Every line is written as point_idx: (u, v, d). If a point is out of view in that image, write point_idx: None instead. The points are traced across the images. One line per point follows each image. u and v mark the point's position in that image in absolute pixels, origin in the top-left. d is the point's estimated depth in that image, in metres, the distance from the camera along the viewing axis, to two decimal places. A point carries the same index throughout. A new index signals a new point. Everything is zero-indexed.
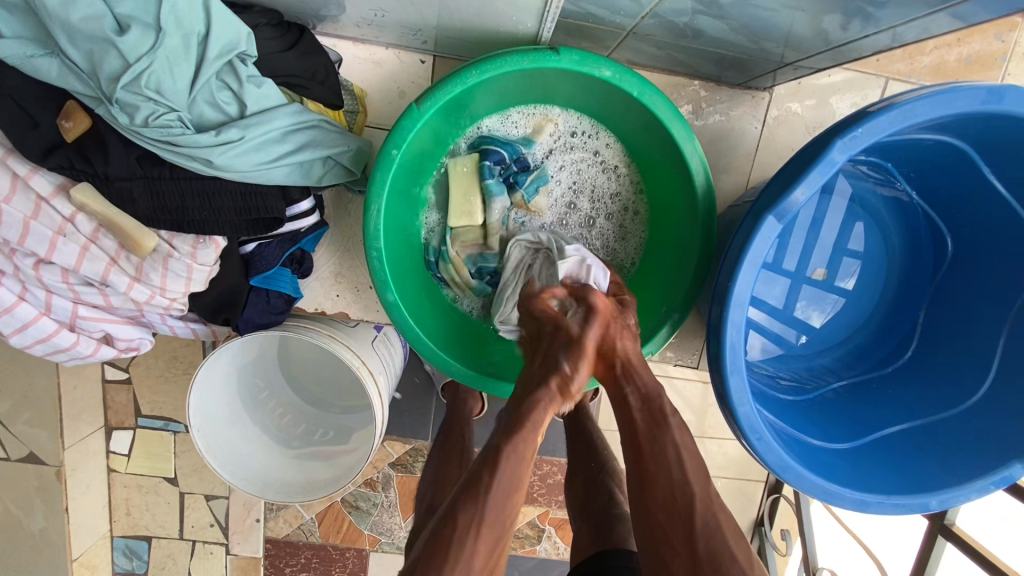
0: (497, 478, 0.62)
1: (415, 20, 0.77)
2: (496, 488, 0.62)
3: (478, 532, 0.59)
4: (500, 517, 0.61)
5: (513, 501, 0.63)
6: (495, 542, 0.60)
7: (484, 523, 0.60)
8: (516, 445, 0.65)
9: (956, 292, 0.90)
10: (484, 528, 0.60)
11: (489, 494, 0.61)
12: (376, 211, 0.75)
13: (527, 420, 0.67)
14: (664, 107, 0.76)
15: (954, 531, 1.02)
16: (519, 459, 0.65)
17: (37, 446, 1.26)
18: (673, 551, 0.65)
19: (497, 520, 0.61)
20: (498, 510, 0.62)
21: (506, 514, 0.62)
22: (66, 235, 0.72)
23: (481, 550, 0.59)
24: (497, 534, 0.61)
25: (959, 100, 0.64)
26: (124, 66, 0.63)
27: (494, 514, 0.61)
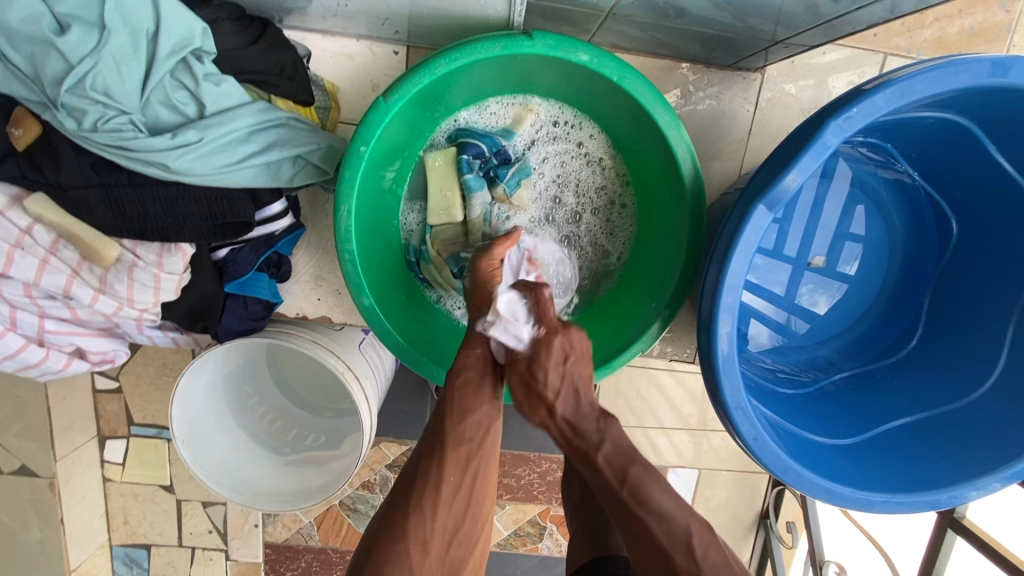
0: (462, 426, 0.70)
1: (381, 9, 0.73)
2: (462, 434, 0.70)
3: (447, 472, 0.68)
4: (471, 459, 0.70)
5: (482, 445, 0.71)
6: (467, 478, 0.69)
7: (455, 462, 0.69)
8: (469, 394, 0.71)
9: (963, 276, 0.85)
10: (452, 467, 0.69)
11: (455, 437, 0.70)
12: (347, 211, 0.72)
13: (465, 381, 0.71)
14: (646, 93, 0.72)
15: (963, 524, 0.98)
16: (479, 408, 0.71)
17: (29, 458, 1.24)
18: None
19: (466, 460, 0.70)
20: (467, 450, 0.70)
21: (477, 457, 0.70)
22: (24, 247, 0.70)
23: (450, 488, 0.68)
24: (468, 474, 0.70)
25: (960, 74, 0.60)
26: (68, 68, 0.60)
27: (466, 455, 0.70)
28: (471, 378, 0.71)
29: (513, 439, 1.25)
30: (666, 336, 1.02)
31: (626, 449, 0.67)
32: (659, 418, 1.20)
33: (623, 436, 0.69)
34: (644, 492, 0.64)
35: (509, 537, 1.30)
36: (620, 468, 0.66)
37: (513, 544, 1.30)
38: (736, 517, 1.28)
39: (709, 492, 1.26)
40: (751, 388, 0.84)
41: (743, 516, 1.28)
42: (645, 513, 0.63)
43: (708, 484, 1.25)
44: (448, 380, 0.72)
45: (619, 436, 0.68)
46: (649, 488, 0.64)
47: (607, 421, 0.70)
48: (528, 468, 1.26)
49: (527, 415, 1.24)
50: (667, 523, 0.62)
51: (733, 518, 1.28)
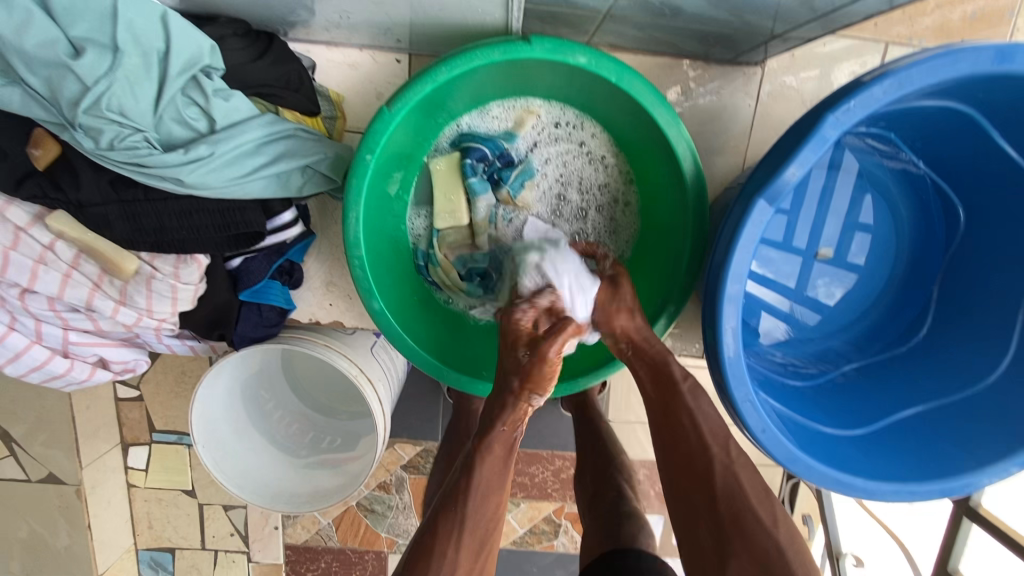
0: (480, 509, 0.66)
1: (382, 19, 0.75)
2: (481, 515, 0.66)
3: (462, 554, 0.65)
4: (485, 542, 0.66)
5: (496, 525, 0.68)
6: (479, 563, 0.66)
7: (470, 545, 0.65)
8: (495, 474, 0.68)
9: (971, 263, 0.85)
10: (468, 550, 0.65)
11: (473, 518, 0.66)
12: (355, 218, 0.74)
13: (493, 459, 0.68)
14: (645, 91, 0.72)
15: (979, 513, 0.97)
16: (501, 489, 0.68)
17: (56, 466, 1.28)
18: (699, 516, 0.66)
19: (482, 539, 0.66)
20: (483, 532, 0.66)
21: (490, 537, 0.67)
22: (48, 263, 0.73)
23: (460, 568, 0.64)
24: (481, 557, 0.66)
25: (959, 62, 0.60)
26: (84, 90, 0.63)
27: (480, 539, 0.66)
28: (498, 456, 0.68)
29: (526, 437, 1.26)
30: (674, 331, 1.03)
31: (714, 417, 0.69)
32: None
33: (715, 412, 0.69)
34: (732, 467, 0.66)
35: (524, 534, 1.31)
36: (711, 442, 0.67)
37: (529, 542, 1.32)
38: None
39: None
40: (759, 381, 0.84)
41: None
42: (731, 489, 0.65)
43: None
44: (474, 455, 0.69)
45: (704, 409, 0.69)
46: (700, 395, 0.71)
47: (698, 395, 0.70)
48: (541, 466, 1.27)
49: (537, 414, 1.24)
50: (754, 503, 0.64)
51: None
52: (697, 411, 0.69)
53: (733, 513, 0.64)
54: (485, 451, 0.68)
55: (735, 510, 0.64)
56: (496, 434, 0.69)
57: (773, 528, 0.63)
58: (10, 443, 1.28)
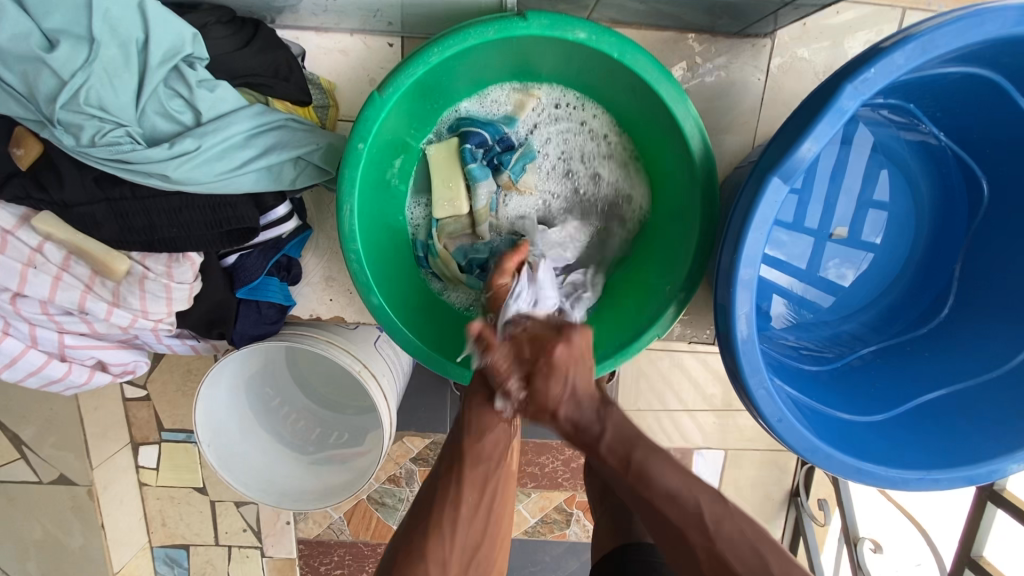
0: (481, 445, 0.68)
1: (371, 1, 0.71)
2: (482, 451, 0.69)
3: (466, 489, 0.67)
4: (489, 476, 0.69)
5: (499, 463, 0.70)
6: (486, 496, 0.68)
7: (473, 480, 0.68)
8: (486, 414, 0.67)
9: (995, 240, 0.81)
10: (471, 484, 0.67)
11: (475, 452, 0.68)
12: (350, 210, 0.71)
13: (478, 406, 0.68)
14: (650, 67, 0.69)
15: (1003, 497, 0.94)
16: (499, 429, 0.69)
17: (66, 468, 1.28)
18: None
19: (485, 478, 0.69)
20: (486, 468, 0.69)
21: (495, 475, 0.70)
22: (37, 265, 0.72)
23: (469, 505, 0.66)
24: (487, 492, 0.69)
25: (985, 24, 0.56)
26: (61, 84, 0.60)
27: (484, 473, 0.69)
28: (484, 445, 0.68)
29: (535, 428, 1.24)
30: (684, 317, 1.00)
31: (682, 496, 0.54)
32: (681, 402, 1.17)
33: (677, 481, 0.55)
34: (715, 549, 0.52)
35: (536, 524, 1.30)
36: (682, 525, 0.54)
37: (541, 531, 1.30)
38: (765, 496, 1.26)
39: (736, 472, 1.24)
40: (773, 367, 0.81)
41: (772, 494, 1.26)
42: (720, 568, 0.52)
43: (735, 465, 1.23)
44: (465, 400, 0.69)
45: (671, 488, 0.55)
46: (654, 473, 0.55)
47: (650, 473, 0.55)
48: (551, 456, 1.26)
49: None
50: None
51: (763, 497, 1.26)
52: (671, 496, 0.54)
53: None
54: (472, 403, 0.68)
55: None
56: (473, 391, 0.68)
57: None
58: (20, 445, 1.28)
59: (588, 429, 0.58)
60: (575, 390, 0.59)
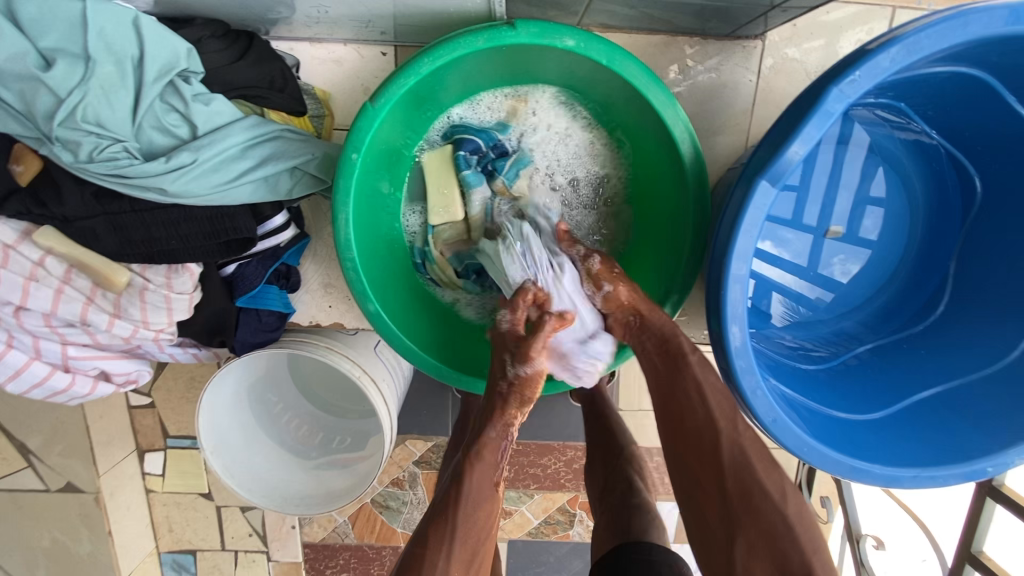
0: (472, 518, 0.65)
1: (362, 11, 0.72)
2: (473, 518, 0.65)
3: (455, 562, 0.63)
4: (477, 548, 0.65)
5: (487, 536, 0.66)
6: (472, 570, 0.64)
7: (461, 552, 0.63)
8: (486, 486, 0.66)
9: (990, 235, 0.81)
10: (460, 561, 0.63)
11: (467, 524, 0.64)
12: (345, 219, 0.72)
13: (482, 470, 0.67)
14: (638, 72, 0.69)
15: (1002, 492, 0.93)
16: (491, 497, 0.67)
17: (74, 475, 1.30)
18: (705, 496, 0.63)
19: (474, 550, 0.64)
20: (475, 545, 0.65)
21: (481, 543, 0.65)
22: (39, 279, 0.73)
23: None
24: (473, 566, 0.64)
25: (969, 24, 0.56)
26: (58, 102, 0.61)
27: (472, 547, 0.65)
28: (491, 462, 0.68)
29: (536, 429, 1.24)
30: (681, 318, 1.01)
31: (721, 393, 0.66)
32: None
33: (720, 378, 0.68)
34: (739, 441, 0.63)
35: (539, 525, 1.31)
36: (713, 419, 0.65)
37: (544, 532, 1.31)
38: None
39: None
40: (768, 366, 0.81)
41: None
42: (739, 461, 0.62)
43: None
44: (465, 462, 0.68)
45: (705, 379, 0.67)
46: (700, 364, 0.69)
47: (695, 369, 0.68)
48: (553, 457, 1.26)
49: (547, 405, 1.23)
50: (763, 479, 0.61)
51: None
52: (704, 381, 0.67)
53: (740, 487, 0.61)
54: (479, 462, 0.68)
55: (739, 480, 0.61)
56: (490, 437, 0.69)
57: (782, 502, 0.60)
58: (28, 454, 1.29)
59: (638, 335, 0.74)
60: (635, 300, 0.76)
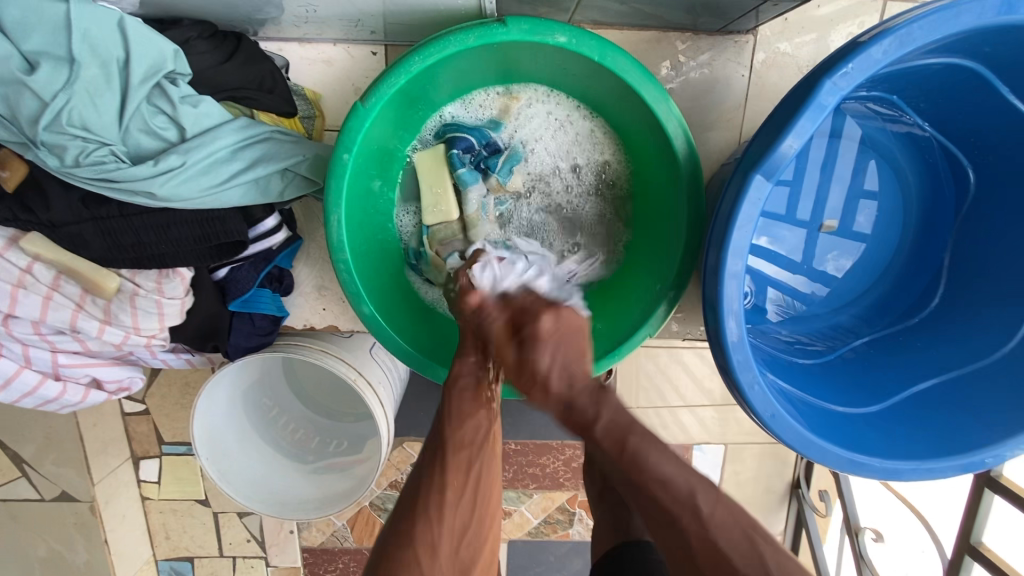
0: (462, 430, 0.68)
1: (351, 10, 0.71)
2: (463, 436, 0.68)
3: (450, 474, 0.66)
4: (473, 460, 0.68)
5: (483, 445, 0.70)
6: (470, 482, 0.67)
7: (457, 459, 0.67)
8: (467, 400, 0.69)
9: (984, 226, 0.81)
10: (456, 469, 0.66)
11: (458, 438, 0.68)
12: (337, 220, 0.71)
13: (463, 388, 0.69)
14: (631, 68, 0.69)
15: (1001, 484, 0.93)
16: (478, 412, 0.70)
17: (68, 484, 1.28)
18: None
19: (469, 464, 0.68)
20: (469, 455, 0.68)
21: (479, 459, 0.69)
22: (27, 286, 0.72)
23: (455, 489, 0.66)
24: (472, 473, 0.68)
25: (961, 15, 0.56)
26: (43, 106, 0.60)
27: (468, 457, 0.68)
28: (469, 385, 0.69)
29: (534, 429, 1.24)
30: (677, 315, 1.00)
31: (689, 474, 0.54)
32: (680, 398, 1.18)
33: (672, 467, 0.54)
34: (708, 532, 0.51)
35: (539, 525, 1.30)
36: (676, 512, 0.53)
37: (544, 531, 1.31)
38: (767, 488, 1.26)
39: (737, 466, 1.24)
40: (765, 361, 0.81)
41: (773, 486, 1.26)
42: (710, 549, 0.50)
43: (735, 458, 1.24)
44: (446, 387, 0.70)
45: (666, 471, 0.54)
46: (650, 457, 0.55)
47: (644, 459, 0.55)
48: (552, 456, 1.25)
49: (544, 404, 1.22)
50: (739, 567, 0.49)
51: (764, 490, 1.26)
52: (660, 477, 0.54)
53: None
54: (457, 383, 0.69)
55: (715, 566, 0.50)
56: (463, 363, 0.70)
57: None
58: (21, 464, 1.28)
59: (585, 412, 0.59)
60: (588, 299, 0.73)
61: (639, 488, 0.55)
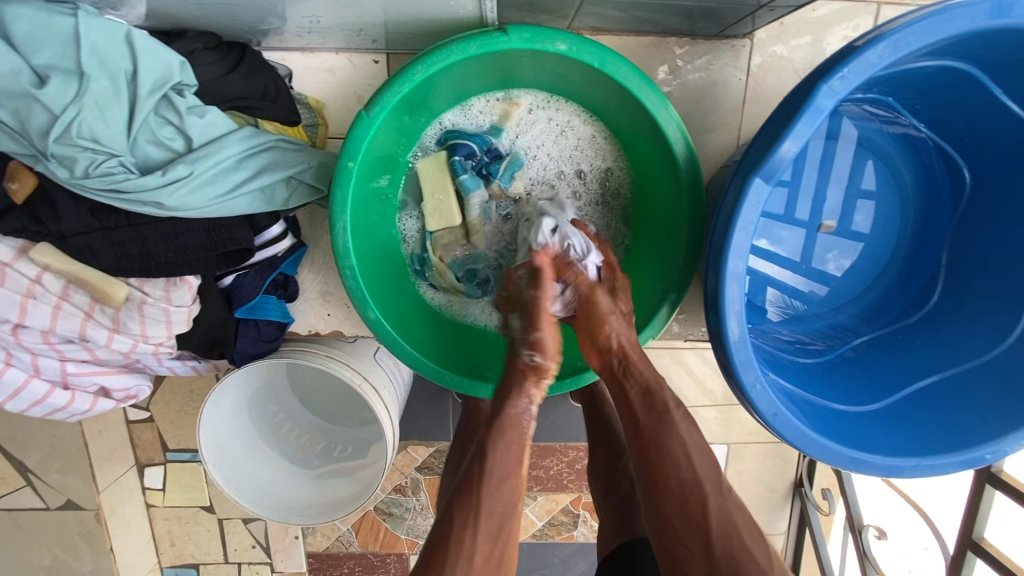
0: (501, 489, 0.65)
1: (354, 20, 0.73)
2: (499, 497, 0.64)
3: (478, 538, 0.62)
4: (504, 524, 0.64)
5: (514, 509, 0.66)
6: (499, 545, 0.63)
7: (488, 515, 0.63)
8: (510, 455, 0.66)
9: (981, 225, 0.82)
10: (485, 533, 0.63)
11: (493, 496, 0.64)
12: (343, 228, 0.72)
13: (507, 443, 0.67)
14: (631, 74, 0.70)
15: (1001, 479, 0.94)
16: (516, 471, 0.67)
17: (73, 493, 1.29)
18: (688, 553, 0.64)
19: (500, 526, 0.64)
20: (501, 515, 0.64)
21: (510, 524, 0.65)
22: (36, 296, 0.73)
23: (482, 556, 0.62)
24: (500, 540, 0.63)
25: (954, 19, 0.57)
26: (53, 119, 0.61)
27: (498, 522, 0.64)
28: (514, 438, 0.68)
29: (537, 431, 1.24)
30: (679, 316, 1.01)
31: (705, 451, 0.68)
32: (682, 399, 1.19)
33: (703, 440, 0.69)
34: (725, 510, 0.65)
35: (543, 527, 1.31)
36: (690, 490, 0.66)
37: (548, 534, 1.31)
38: (769, 487, 1.27)
39: (739, 465, 1.25)
40: (767, 361, 0.82)
41: (776, 485, 1.27)
42: (727, 526, 0.63)
43: (738, 458, 1.24)
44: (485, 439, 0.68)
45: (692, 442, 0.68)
46: (686, 428, 0.69)
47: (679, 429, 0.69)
48: (555, 458, 1.26)
49: (547, 406, 1.23)
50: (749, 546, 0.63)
51: (767, 488, 1.27)
52: (688, 439, 0.68)
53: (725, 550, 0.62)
54: (501, 436, 0.68)
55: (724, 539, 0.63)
56: (508, 411, 0.69)
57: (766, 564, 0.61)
58: (26, 472, 1.28)
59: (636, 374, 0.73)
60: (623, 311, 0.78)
61: (662, 446, 0.68)
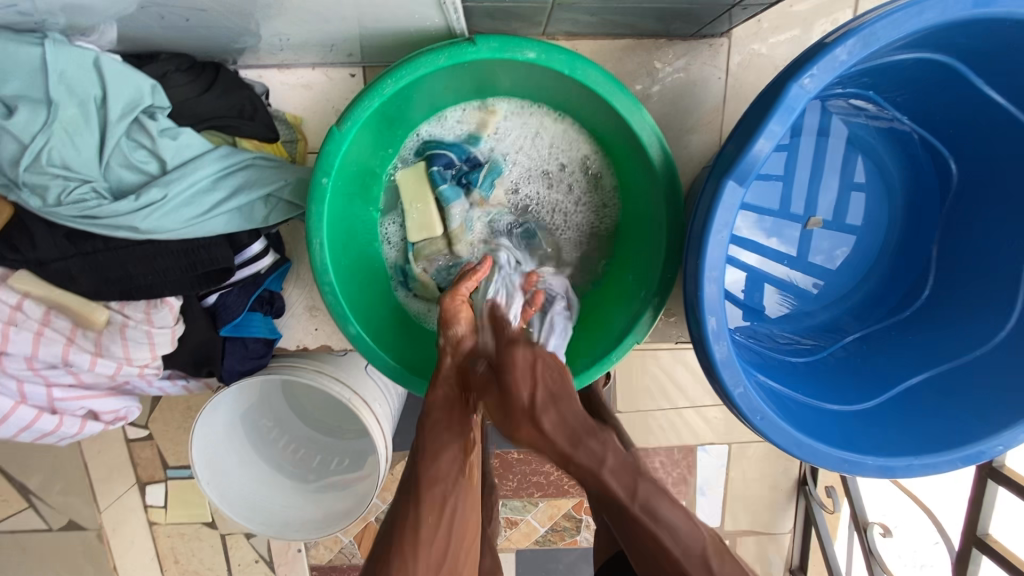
0: (437, 464, 0.67)
1: (325, 36, 0.73)
2: (438, 472, 0.67)
3: (425, 510, 0.65)
4: (448, 497, 0.66)
5: (458, 479, 0.68)
6: (445, 519, 0.65)
7: (433, 492, 0.66)
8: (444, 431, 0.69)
9: (969, 216, 0.81)
10: (429, 505, 0.65)
11: (432, 470, 0.67)
12: (319, 244, 0.72)
13: (435, 423, 0.69)
14: (601, 78, 0.69)
15: (1003, 474, 0.92)
16: (455, 445, 0.69)
17: (75, 512, 1.29)
18: None
19: (443, 498, 0.66)
20: (445, 486, 0.67)
21: (456, 494, 0.67)
22: (18, 324, 0.73)
23: (430, 524, 0.65)
24: (447, 510, 0.66)
25: (923, 12, 0.56)
26: (23, 148, 0.62)
27: (441, 494, 0.66)
28: (444, 416, 0.69)
29: None
30: (671, 319, 1.00)
31: (692, 529, 0.57)
32: (683, 400, 1.17)
33: (681, 518, 0.57)
34: None
35: (546, 533, 1.30)
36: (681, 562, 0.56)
37: (552, 540, 1.30)
38: (773, 487, 1.25)
39: (741, 465, 1.23)
40: (756, 364, 0.81)
41: (779, 485, 1.25)
42: None
43: (739, 458, 1.23)
44: (422, 420, 0.71)
45: (672, 523, 0.57)
46: (662, 504, 0.57)
47: (655, 507, 0.57)
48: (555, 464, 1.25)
49: None
50: None
51: (771, 488, 1.25)
52: (667, 529, 0.56)
53: None
54: (431, 415, 0.70)
55: None
56: (436, 393, 0.70)
57: None
58: (27, 494, 1.29)
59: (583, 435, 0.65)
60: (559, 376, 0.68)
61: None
